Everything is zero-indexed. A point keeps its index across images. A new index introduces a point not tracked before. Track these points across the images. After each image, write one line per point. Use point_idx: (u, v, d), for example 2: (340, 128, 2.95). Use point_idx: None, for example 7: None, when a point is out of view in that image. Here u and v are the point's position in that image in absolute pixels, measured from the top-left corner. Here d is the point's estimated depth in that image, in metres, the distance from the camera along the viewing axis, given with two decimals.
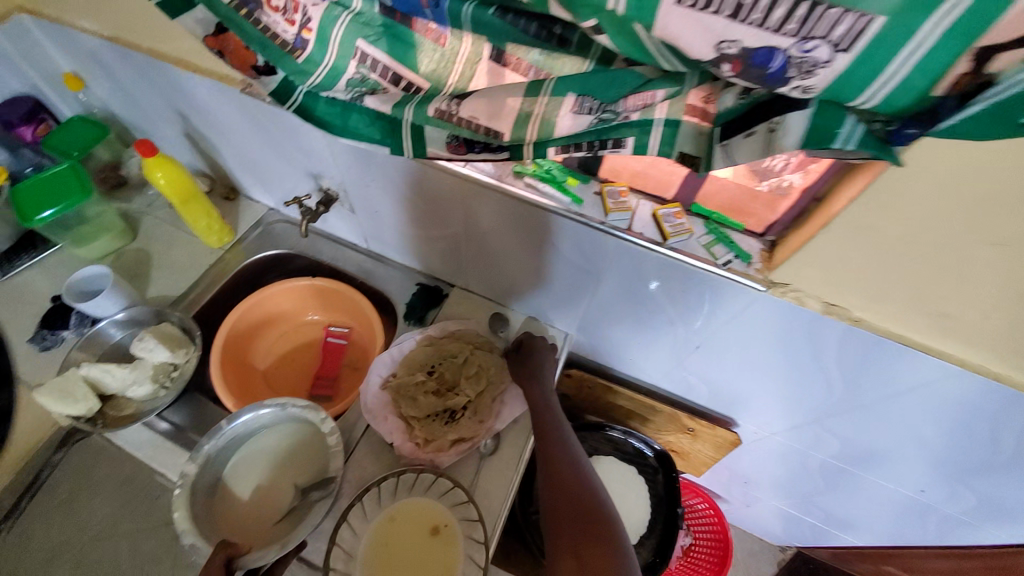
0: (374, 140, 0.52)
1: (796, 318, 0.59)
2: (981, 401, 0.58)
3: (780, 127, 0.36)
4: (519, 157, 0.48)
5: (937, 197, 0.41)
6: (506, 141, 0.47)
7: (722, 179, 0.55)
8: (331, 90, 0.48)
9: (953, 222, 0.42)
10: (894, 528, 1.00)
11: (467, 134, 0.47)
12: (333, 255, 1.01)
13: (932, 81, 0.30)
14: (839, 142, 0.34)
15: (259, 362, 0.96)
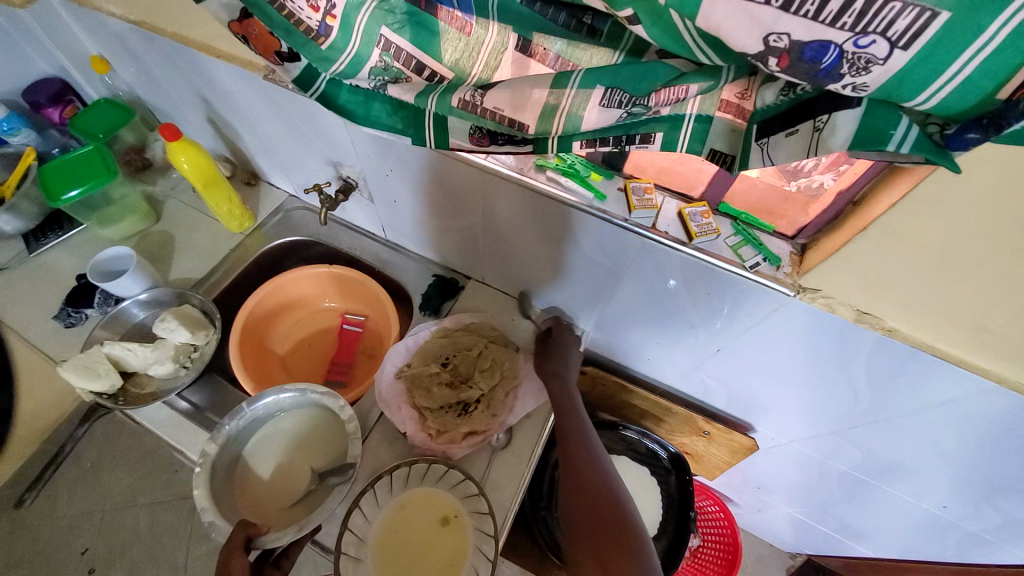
0: (396, 129, 0.52)
1: (827, 325, 0.56)
2: (1017, 420, 0.55)
3: (826, 126, 0.34)
4: (543, 150, 0.47)
5: (990, 205, 0.38)
6: (529, 134, 0.44)
7: (751, 178, 0.55)
8: (354, 78, 0.46)
9: (1008, 233, 0.39)
10: (912, 542, 0.98)
11: (490, 126, 0.45)
12: (352, 245, 1.01)
13: (999, 84, 0.27)
14: (893, 143, 0.32)
15: (277, 347, 0.97)
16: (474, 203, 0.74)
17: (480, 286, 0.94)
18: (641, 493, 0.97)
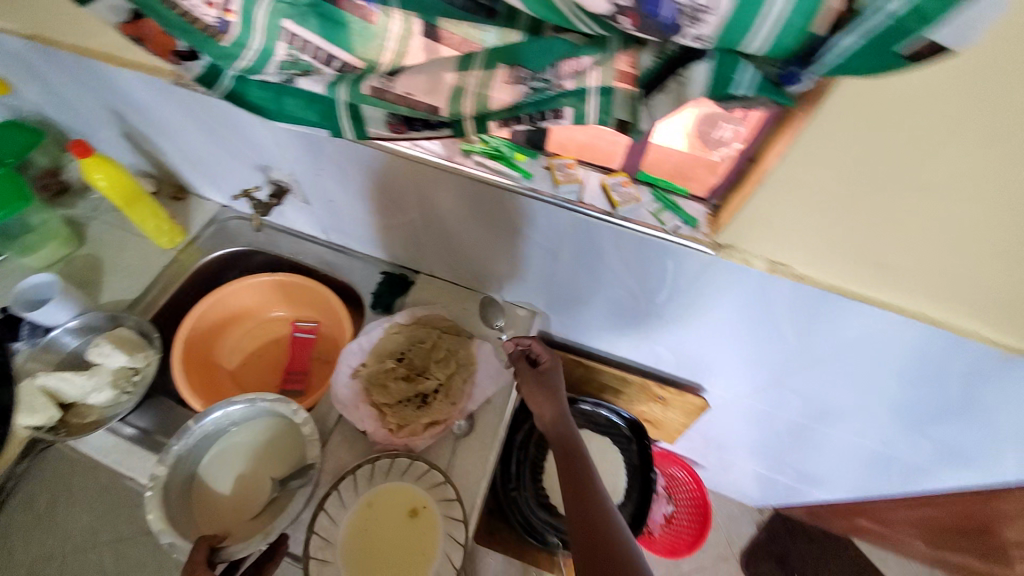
0: (312, 121, 0.53)
1: (745, 279, 0.61)
2: (925, 349, 0.61)
3: (685, 77, 0.38)
4: (461, 131, 0.48)
5: (861, 146, 0.42)
6: (444, 116, 0.47)
7: (677, 150, 0.59)
8: (262, 72, 0.48)
9: (882, 169, 0.43)
10: (860, 480, 1.05)
11: (405, 111, 0.47)
12: (294, 250, 1.00)
13: (807, 19, 0.31)
14: (737, 88, 0.37)
15: (227, 361, 0.95)
16: (409, 194, 0.75)
17: (429, 279, 0.95)
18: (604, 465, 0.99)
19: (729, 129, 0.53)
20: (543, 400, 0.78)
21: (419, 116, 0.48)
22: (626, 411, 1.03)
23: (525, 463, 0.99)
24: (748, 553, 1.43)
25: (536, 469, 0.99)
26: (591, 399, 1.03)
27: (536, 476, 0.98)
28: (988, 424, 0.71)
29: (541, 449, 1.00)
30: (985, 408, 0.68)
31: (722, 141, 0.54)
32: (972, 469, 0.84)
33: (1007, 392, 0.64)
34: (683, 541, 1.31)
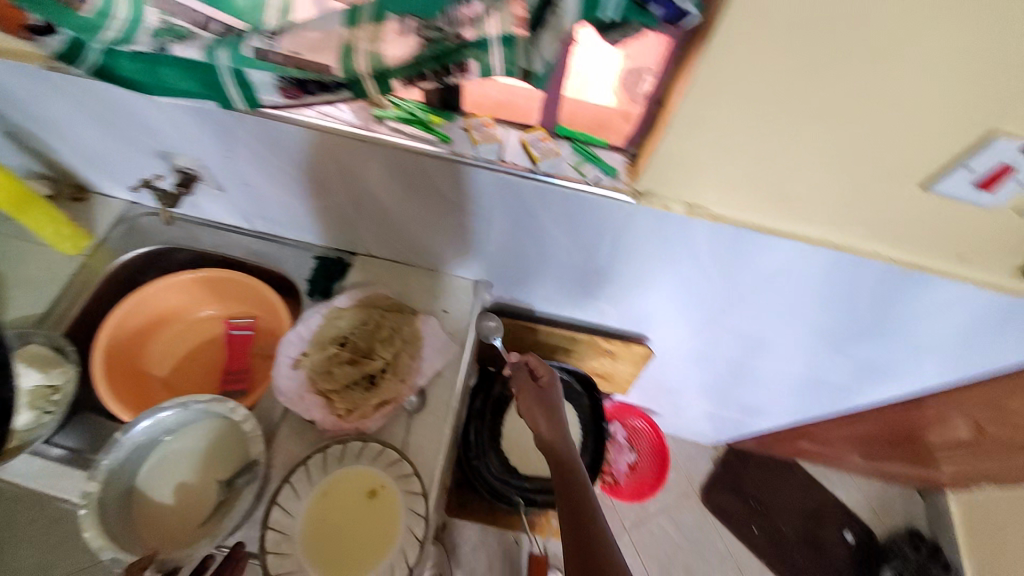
0: (194, 91, 0.54)
1: (665, 221, 0.65)
2: (831, 271, 0.67)
3: (560, 9, 0.41)
4: (360, 91, 0.50)
5: (753, 73, 0.46)
6: (338, 76, 0.49)
7: (609, 108, 0.61)
8: (133, 42, 0.50)
9: (773, 95, 0.48)
10: (796, 405, 1.14)
11: (296, 73, 0.50)
12: (217, 243, 0.95)
13: None
14: (604, 12, 0.41)
15: (158, 369, 0.90)
16: (330, 168, 0.72)
17: (368, 259, 0.92)
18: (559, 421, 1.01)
19: (649, 83, 0.55)
20: (539, 413, 0.75)
21: (312, 76, 0.50)
22: (575, 368, 1.05)
23: (484, 431, 1.00)
24: (707, 488, 1.52)
25: (495, 434, 1.00)
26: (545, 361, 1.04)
27: (496, 443, 0.99)
28: (896, 336, 0.78)
29: (497, 415, 1.01)
30: (891, 322, 0.75)
31: (642, 94, 0.56)
32: (887, 380, 0.94)
33: (907, 304, 0.70)
34: (647, 483, 1.41)
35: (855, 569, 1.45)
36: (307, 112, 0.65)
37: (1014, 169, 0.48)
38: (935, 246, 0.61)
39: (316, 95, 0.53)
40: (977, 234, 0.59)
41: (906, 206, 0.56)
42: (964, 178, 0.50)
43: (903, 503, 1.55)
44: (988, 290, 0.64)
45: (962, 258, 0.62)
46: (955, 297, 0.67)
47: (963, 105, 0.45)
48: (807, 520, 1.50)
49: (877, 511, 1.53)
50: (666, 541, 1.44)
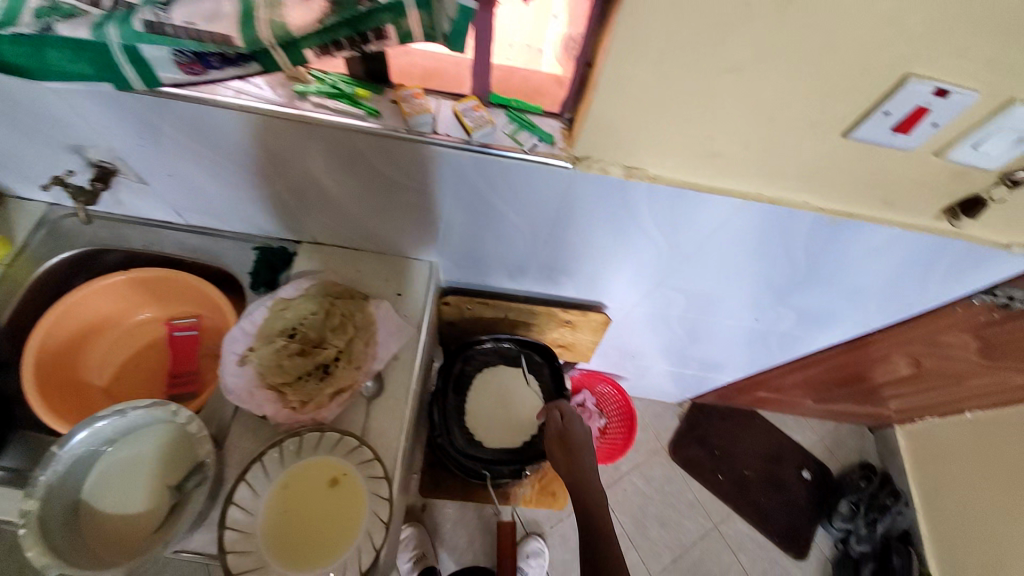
0: (89, 75, 0.51)
1: (605, 186, 0.65)
2: (766, 223, 0.69)
3: None
4: (268, 63, 0.49)
5: (676, 25, 0.46)
6: (240, 47, 0.47)
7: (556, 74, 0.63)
8: (16, 26, 0.48)
9: (697, 47, 0.48)
10: (750, 357, 1.19)
11: (193, 45, 0.48)
12: (148, 240, 0.89)
13: None
14: None
15: (98, 378, 0.85)
16: (258, 154, 0.68)
17: (315, 246, 0.89)
18: (521, 391, 1.03)
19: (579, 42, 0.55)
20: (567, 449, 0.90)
21: (213, 49, 0.48)
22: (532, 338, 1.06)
23: (448, 410, 1.00)
24: (675, 443, 1.59)
25: (460, 412, 1.00)
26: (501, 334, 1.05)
27: (461, 419, 0.99)
28: (834, 283, 0.82)
29: (460, 393, 1.01)
30: (829, 270, 0.79)
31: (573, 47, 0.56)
32: (829, 327, 0.99)
33: (840, 251, 0.74)
34: (618, 446, 1.44)
35: (813, 503, 1.56)
36: (221, 91, 0.60)
37: (925, 111, 0.50)
38: (860, 194, 0.64)
39: (220, 70, 0.51)
40: (898, 179, 0.61)
41: (830, 155, 0.59)
42: (881, 123, 0.52)
43: (854, 439, 1.66)
44: (911, 232, 0.68)
45: (888, 202, 0.65)
46: (883, 241, 0.71)
47: (874, 49, 0.46)
48: (767, 463, 1.60)
49: (831, 449, 1.64)
50: (638, 496, 1.50)
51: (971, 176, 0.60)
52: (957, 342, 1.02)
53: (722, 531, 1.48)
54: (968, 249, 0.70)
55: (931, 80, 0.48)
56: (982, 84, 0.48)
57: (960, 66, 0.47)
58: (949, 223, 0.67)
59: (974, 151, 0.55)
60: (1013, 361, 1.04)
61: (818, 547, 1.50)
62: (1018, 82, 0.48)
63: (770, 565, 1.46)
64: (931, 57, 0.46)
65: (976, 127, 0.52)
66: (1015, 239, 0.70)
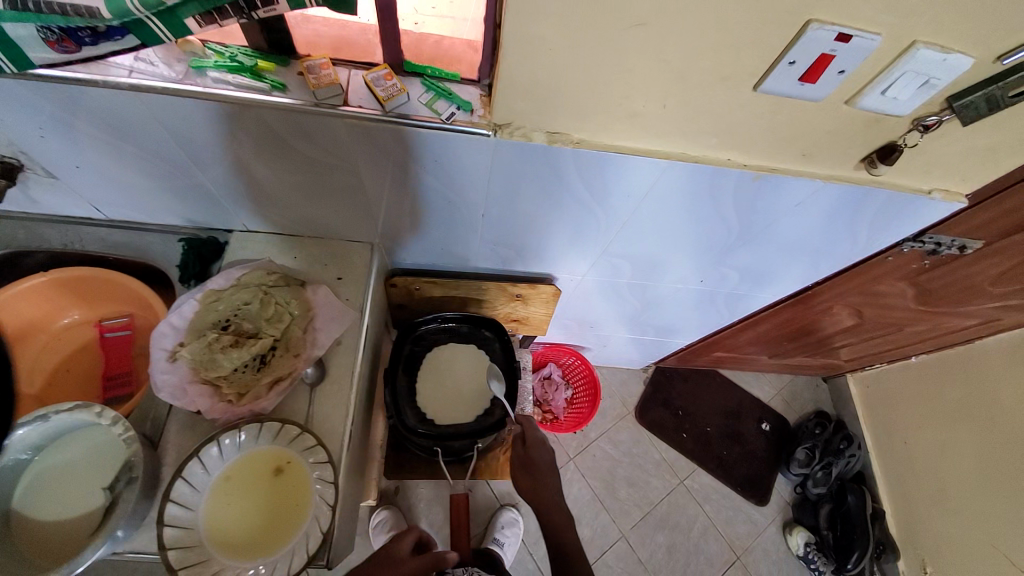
0: None
1: (532, 155, 0.64)
2: (695, 183, 0.70)
3: None
4: (150, 37, 0.47)
5: None
6: (110, 18, 0.44)
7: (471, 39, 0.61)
8: None
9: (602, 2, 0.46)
10: (702, 319, 1.22)
11: (59, 20, 0.43)
12: (68, 239, 0.83)
13: None
14: None
15: (26, 387, 0.81)
16: (165, 140, 0.64)
17: (247, 235, 0.85)
18: (471, 366, 1.04)
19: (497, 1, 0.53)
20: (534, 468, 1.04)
21: (84, 22, 0.44)
22: (480, 313, 1.08)
23: (399, 391, 1.00)
24: (640, 407, 1.63)
25: (411, 392, 1.00)
26: (447, 313, 1.05)
27: (412, 399, 1.00)
28: (769, 240, 0.84)
29: (410, 373, 1.02)
30: (763, 226, 0.80)
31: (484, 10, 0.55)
32: (771, 284, 1.02)
33: (771, 207, 0.75)
34: (584, 414, 1.48)
35: (773, 453, 1.63)
36: (112, 70, 0.55)
37: (831, 57, 0.50)
38: (782, 148, 0.65)
39: (94, 46, 0.48)
40: (816, 131, 0.62)
41: (746, 110, 0.59)
42: (789, 73, 0.52)
43: (810, 391, 1.74)
44: (834, 183, 0.70)
45: (808, 155, 0.66)
46: (809, 194, 0.72)
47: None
48: (728, 418, 1.66)
49: (788, 401, 1.72)
50: (607, 460, 1.54)
51: (886, 124, 0.61)
52: (892, 291, 1.06)
53: (688, 486, 1.54)
54: (890, 197, 0.72)
55: (833, 25, 0.48)
56: (884, 27, 0.48)
57: (860, 10, 0.46)
58: (867, 171, 0.68)
59: (882, 97, 0.55)
60: (948, 305, 1.08)
61: (779, 492, 1.58)
62: (917, 24, 0.48)
63: (734, 513, 1.53)
64: (832, 1, 0.46)
65: (882, 73, 0.53)
66: (934, 185, 0.72)
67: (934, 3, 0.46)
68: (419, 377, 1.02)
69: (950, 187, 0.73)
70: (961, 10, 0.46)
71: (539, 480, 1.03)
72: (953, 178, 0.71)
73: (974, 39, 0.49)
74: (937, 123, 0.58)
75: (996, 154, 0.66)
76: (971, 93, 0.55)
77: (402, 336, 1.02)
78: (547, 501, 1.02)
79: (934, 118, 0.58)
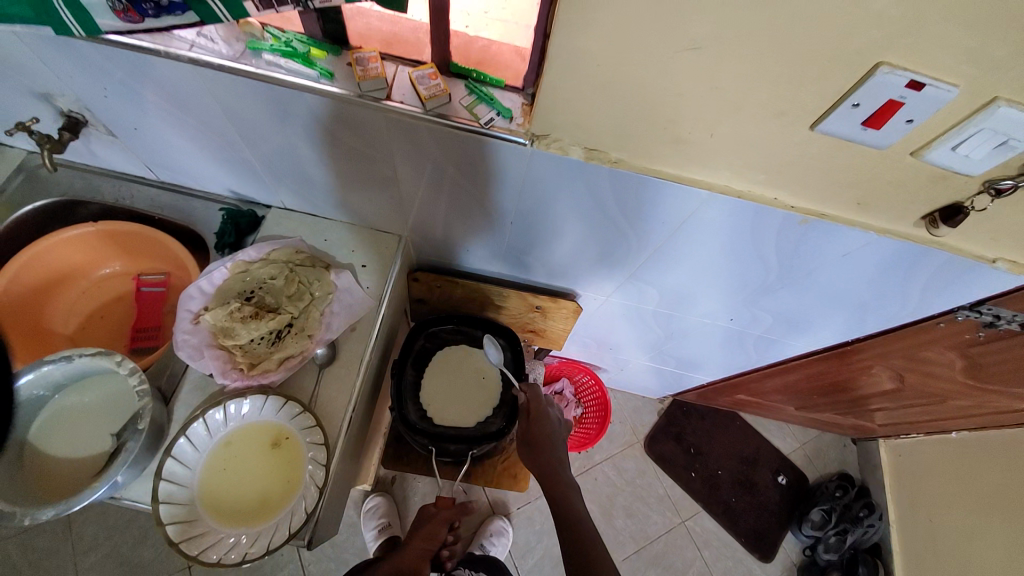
0: (30, 18, 0.50)
1: (567, 169, 0.63)
2: (734, 221, 0.67)
3: None
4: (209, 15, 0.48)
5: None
6: None
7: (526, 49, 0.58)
8: None
9: (655, 24, 0.44)
10: (727, 359, 1.17)
11: None
12: (120, 194, 0.88)
13: None
14: None
15: (62, 327, 0.86)
16: (217, 114, 0.66)
17: (284, 212, 0.88)
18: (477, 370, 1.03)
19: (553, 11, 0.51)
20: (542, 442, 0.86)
21: None
22: (495, 319, 1.07)
23: (405, 383, 1.00)
24: (650, 438, 1.58)
25: (414, 386, 1.01)
26: (461, 315, 1.06)
27: (415, 394, 1.00)
28: (809, 288, 0.79)
29: (417, 367, 1.03)
30: (805, 272, 0.75)
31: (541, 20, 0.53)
32: (806, 333, 0.96)
33: (816, 253, 0.71)
34: (591, 435, 1.44)
35: (786, 509, 1.54)
36: (174, 43, 0.57)
37: (899, 105, 0.47)
38: (833, 193, 0.61)
39: (157, 18, 0.50)
40: (874, 180, 0.58)
41: (797, 151, 0.56)
42: (849, 116, 0.49)
43: (835, 450, 1.64)
44: (887, 237, 0.65)
45: (863, 205, 0.62)
46: (859, 245, 0.67)
47: (841, 35, 0.43)
48: (741, 464, 1.59)
49: (811, 458, 1.62)
50: (609, 487, 1.50)
51: (952, 182, 0.56)
52: (941, 359, 0.98)
53: (689, 527, 1.48)
54: (949, 260, 0.67)
55: (906, 71, 0.44)
56: (963, 79, 0.44)
57: (938, 57, 0.43)
58: (927, 231, 0.63)
59: (953, 153, 0.51)
60: (999, 383, 1.00)
61: (786, 551, 1.49)
62: (1000, 79, 0.44)
63: (735, 564, 1.45)
64: (906, 45, 0.42)
65: (955, 127, 0.48)
66: (1001, 253, 0.66)
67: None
68: (427, 372, 1.02)
69: (1018, 259, 0.67)
70: None
71: (543, 456, 0.84)
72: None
73: None
74: (1011, 188, 0.53)
75: None
76: None
77: (416, 331, 1.03)
78: (557, 479, 0.81)
79: (1008, 181, 0.53)
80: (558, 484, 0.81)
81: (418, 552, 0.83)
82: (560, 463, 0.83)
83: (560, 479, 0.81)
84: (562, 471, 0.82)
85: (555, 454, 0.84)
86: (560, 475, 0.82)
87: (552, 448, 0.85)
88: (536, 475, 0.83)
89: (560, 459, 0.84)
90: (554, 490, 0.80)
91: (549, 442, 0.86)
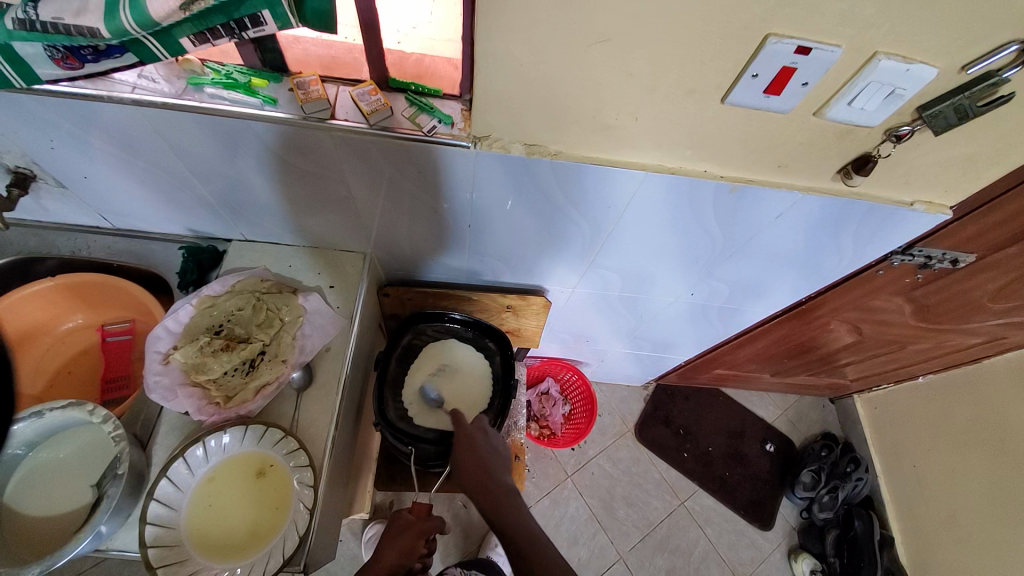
0: None
1: (512, 166, 0.66)
2: (672, 196, 0.71)
3: None
4: (148, 51, 0.50)
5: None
6: (109, 37, 0.46)
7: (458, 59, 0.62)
8: None
9: (566, 20, 0.48)
10: (699, 334, 1.21)
11: (64, 39, 0.47)
12: (76, 246, 0.88)
13: None
14: None
15: (29, 387, 0.84)
16: (167, 153, 0.67)
17: (245, 243, 0.89)
18: (467, 369, 0.99)
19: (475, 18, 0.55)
20: (468, 453, 0.84)
21: (84, 41, 0.47)
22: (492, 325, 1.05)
23: (387, 376, 0.95)
24: (640, 424, 1.61)
25: (395, 382, 0.95)
26: (454, 316, 1.03)
27: (396, 391, 0.94)
28: (755, 252, 0.84)
29: (402, 364, 0.98)
30: (746, 239, 0.81)
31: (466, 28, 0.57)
32: (763, 299, 1.02)
33: (751, 219, 0.76)
34: (582, 429, 1.47)
35: (777, 475, 1.58)
36: (116, 86, 0.59)
37: (793, 70, 0.52)
38: (757, 160, 0.66)
39: (96, 63, 0.51)
40: (789, 144, 0.63)
41: (714, 123, 0.61)
42: (752, 86, 0.54)
43: (816, 411, 1.70)
44: (812, 194, 0.70)
45: (784, 166, 0.67)
46: (789, 205, 0.73)
47: (732, 13, 0.47)
48: (730, 438, 1.63)
49: (794, 422, 1.68)
50: (606, 479, 1.51)
51: (857, 135, 0.62)
52: (890, 306, 1.04)
53: (689, 507, 1.50)
54: (871, 209, 0.73)
55: (792, 39, 0.49)
56: (843, 39, 0.49)
57: (817, 23, 0.48)
58: (844, 183, 0.69)
59: (850, 107, 0.56)
60: (949, 321, 1.06)
61: (783, 516, 1.53)
62: (874, 36, 0.49)
63: (736, 537, 1.48)
64: (789, 15, 0.47)
65: (847, 84, 0.54)
66: (916, 196, 0.72)
67: (889, 15, 0.47)
68: (412, 368, 0.97)
69: (933, 199, 0.73)
70: (917, 22, 0.47)
71: (469, 473, 0.81)
72: (935, 189, 0.71)
73: (934, 49, 0.50)
74: (909, 133, 0.59)
75: (977, 164, 0.66)
76: (939, 103, 0.56)
77: (404, 326, 0.99)
78: (487, 491, 0.78)
79: (905, 128, 0.59)
80: (495, 493, 0.78)
81: (389, 566, 0.80)
82: (493, 471, 0.81)
83: (492, 485, 0.79)
84: (498, 475, 0.81)
85: (488, 470, 0.81)
86: (493, 479, 0.80)
87: (484, 464, 0.83)
88: (471, 491, 0.80)
89: (494, 469, 0.82)
90: (488, 498, 0.78)
91: (479, 461, 0.83)
